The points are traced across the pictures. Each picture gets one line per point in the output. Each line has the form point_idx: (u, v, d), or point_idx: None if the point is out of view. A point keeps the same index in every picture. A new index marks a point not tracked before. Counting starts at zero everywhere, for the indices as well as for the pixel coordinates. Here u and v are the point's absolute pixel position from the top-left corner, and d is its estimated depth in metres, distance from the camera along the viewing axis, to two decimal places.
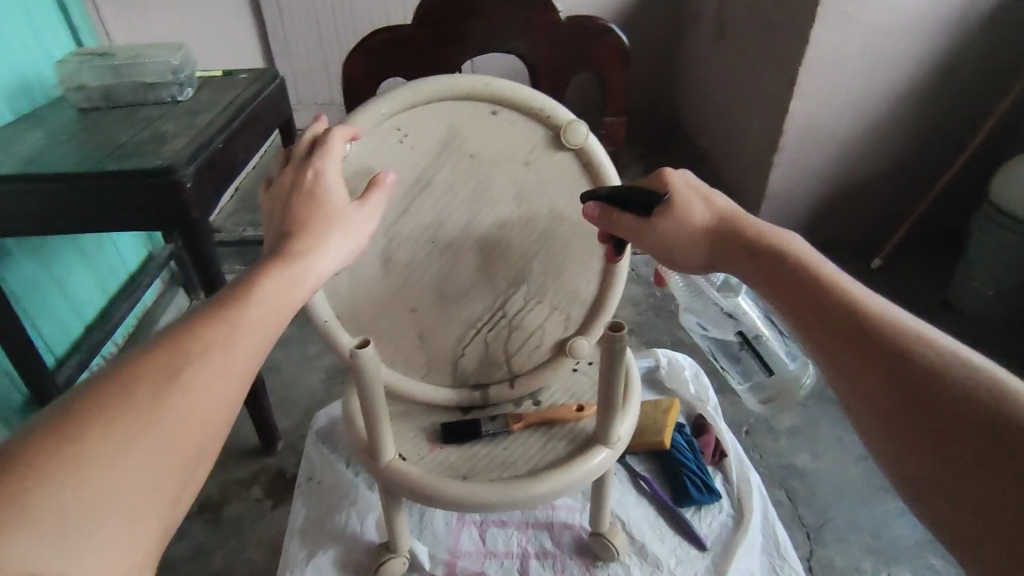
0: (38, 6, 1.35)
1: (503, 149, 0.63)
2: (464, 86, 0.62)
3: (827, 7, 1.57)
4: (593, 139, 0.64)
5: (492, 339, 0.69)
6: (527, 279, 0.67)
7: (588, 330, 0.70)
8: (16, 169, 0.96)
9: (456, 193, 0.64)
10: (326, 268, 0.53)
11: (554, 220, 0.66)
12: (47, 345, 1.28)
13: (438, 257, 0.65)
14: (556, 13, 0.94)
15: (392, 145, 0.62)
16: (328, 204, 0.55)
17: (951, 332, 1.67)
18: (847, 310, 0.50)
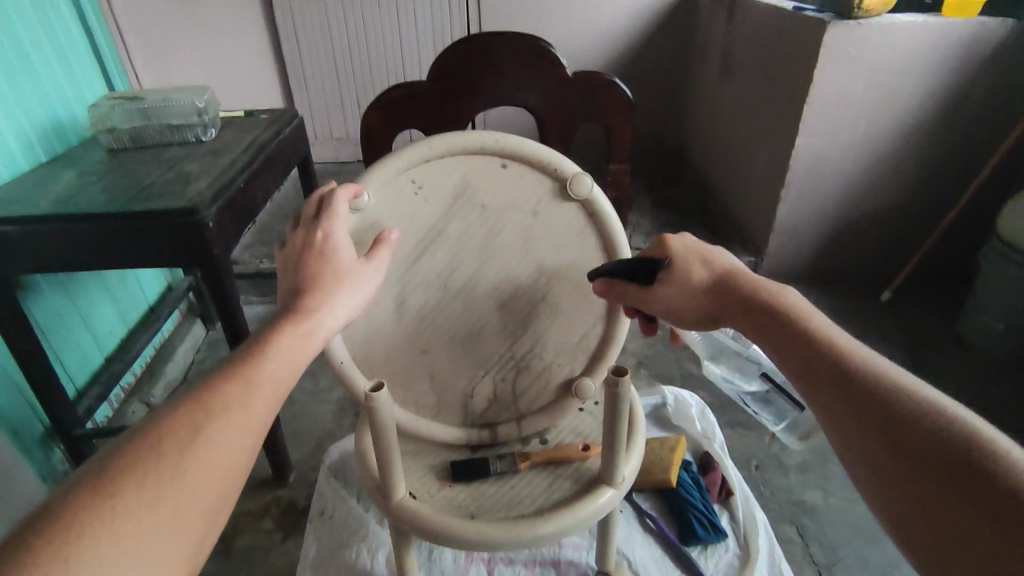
0: (73, 51, 1.43)
1: (513, 199, 0.66)
2: (476, 141, 0.65)
3: (830, 46, 1.62)
4: (598, 190, 0.67)
5: (501, 381, 0.72)
6: (535, 322, 0.70)
7: (594, 371, 0.72)
8: (49, 210, 1.01)
9: (467, 241, 0.67)
10: (337, 320, 0.55)
11: (561, 269, 0.68)
12: (69, 377, 1.31)
13: (449, 302, 0.68)
14: (565, 70, 0.98)
15: (407, 197, 0.65)
16: (340, 256, 0.58)
17: (963, 366, 1.66)
18: (842, 368, 0.51)
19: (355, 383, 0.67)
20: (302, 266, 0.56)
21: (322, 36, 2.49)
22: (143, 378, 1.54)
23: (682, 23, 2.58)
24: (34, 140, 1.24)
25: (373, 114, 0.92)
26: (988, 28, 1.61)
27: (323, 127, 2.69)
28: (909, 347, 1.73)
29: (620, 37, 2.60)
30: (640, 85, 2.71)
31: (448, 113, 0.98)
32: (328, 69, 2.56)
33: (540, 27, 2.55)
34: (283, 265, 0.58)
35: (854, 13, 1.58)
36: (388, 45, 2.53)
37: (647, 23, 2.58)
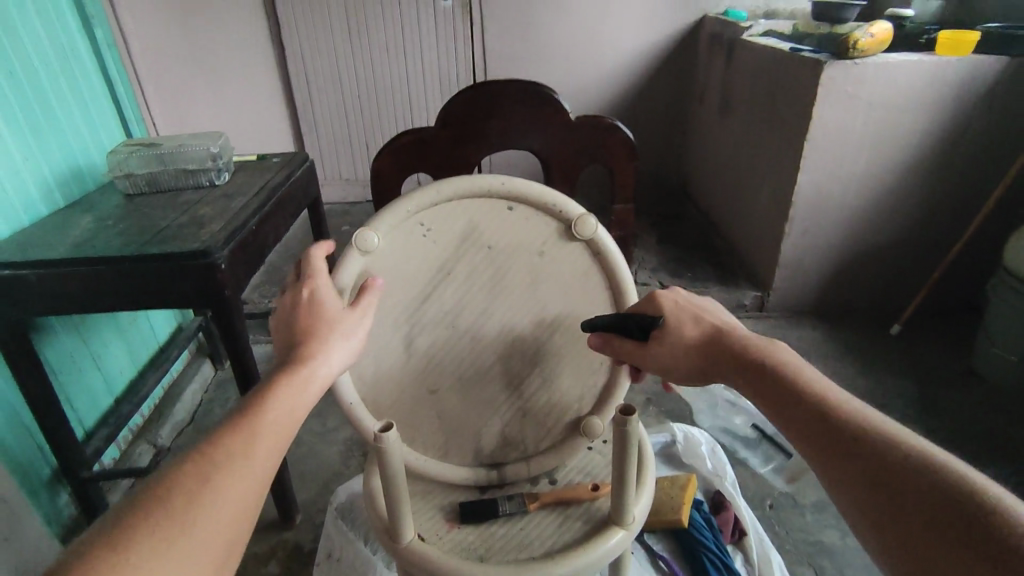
0: (95, 102, 1.49)
1: (519, 240, 0.68)
2: (482, 185, 0.67)
3: (827, 85, 1.65)
4: (603, 231, 0.68)
5: (510, 421, 0.72)
6: (542, 360, 0.70)
7: (602, 410, 0.72)
8: (65, 253, 1.03)
9: (475, 282, 0.68)
10: (333, 366, 0.55)
11: (568, 306, 0.69)
12: (78, 419, 1.31)
13: (458, 343, 0.69)
14: (568, 115, 1.00)
15: (416, 239, 0.67)
16: (330, 304, 0.58)
17: (977, 399, 1.64)
18: (836, 425, 0.51)
19: (365, 426, 0.67)
20: (307, 313, 0.57)
21: (332, 82, 2.57)
22: (152, 419, 1.55)
23: (682, 64, 2.65)
24: (53, 186, 1.28)
25: (383, 162, 0.94)
26: (982, 66, 1.65)
27: (333, 169, 2.76)
28: (921, 381, 1.71)
29: (621, 79, 2.66)
30: (642, 124, 2.77)
31: (456, 158, 1.00)
32: (338, 113, 2.64)
33: (543, 70, 2.63)
34: (283, 314, 0.58)
35: (850, 53, 1.62)
36: (396, 90, 2.61)
37: (648, 65, 2.65)
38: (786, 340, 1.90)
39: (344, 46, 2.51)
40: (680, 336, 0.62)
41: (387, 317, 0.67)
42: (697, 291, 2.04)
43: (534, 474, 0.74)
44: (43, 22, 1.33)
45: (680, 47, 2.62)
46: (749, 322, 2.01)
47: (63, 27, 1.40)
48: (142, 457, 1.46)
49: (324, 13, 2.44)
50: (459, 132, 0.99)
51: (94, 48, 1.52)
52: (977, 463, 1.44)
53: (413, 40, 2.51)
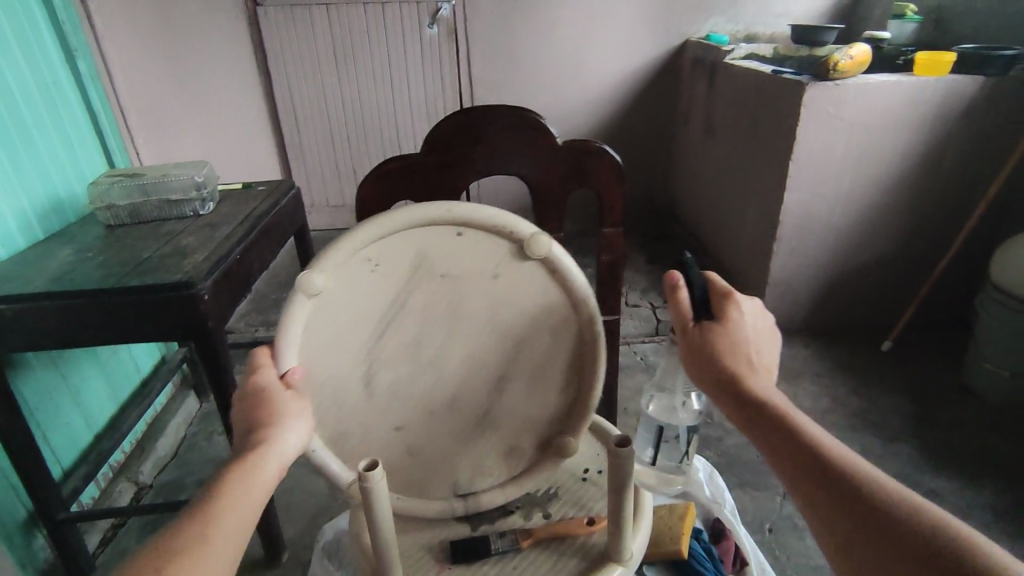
0: (76, 133, 1.47)
1: (473, 265, 0.64)
2: (426, 213, 0.62)
3: (809, 107, 1.67)
4: (558, 247, 0.64)
5: (486, 449, 0.70)
6: (509, 383, 0.68)
7: (576, 428, 0.70)
8: (43, 287, 1.00)
9: (433, 311, 0.65)
10: (290, 448, 0.55)
11: (528, 330, 0.66)
12: (55, 457, 1.26)
13: (422, 374, 0.66)
14: (555, 139, 0.94)
15: (365, 276, 0.62)
16: (275, 390, 0.57)
17: (971, 417, 1.63)
18: (840, 482, 0.48)
19: (331, 468, 0.65)
20: (262, 399, 0.56)
21: (320, 110, 2.58)
22: (133, 455, 1.50)
23: (667, 87, 2.69)
24: (32, 218, 1.26)
25: (368, 190, 0.89)
26: (959, 87, 1.68)
27: (321, 196, 2.75)
28: (916, 399, 1.70)
29: (606, 102, 2.69)
30: (629, 146, 2.79)
31: (443, 186, 0.93)
32: (325, 141, 2.65)
33: (529, 95, 2.65)
34: (235, 404, 0.58)
35: (830, 74, 1.65)
36: (383, 117, 2.62)
37: (632, 89, 2.68)
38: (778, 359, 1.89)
39: (331, 75, 2.53)
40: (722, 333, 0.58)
41: (344, 355, 0.64)
42: None
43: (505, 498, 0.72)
44: (24, 54, 1.32)
45: (663, 70, 2.66)
46: None
47: (45, 59, 1.39)
48: (122, 495, 1.42)
49: (311, 42, 2.46)
50: (445, 158, 0.92)
51: (77, 79, 1.51)
52: (976, 482, 1.42)
53: (399, 67, 2.53)
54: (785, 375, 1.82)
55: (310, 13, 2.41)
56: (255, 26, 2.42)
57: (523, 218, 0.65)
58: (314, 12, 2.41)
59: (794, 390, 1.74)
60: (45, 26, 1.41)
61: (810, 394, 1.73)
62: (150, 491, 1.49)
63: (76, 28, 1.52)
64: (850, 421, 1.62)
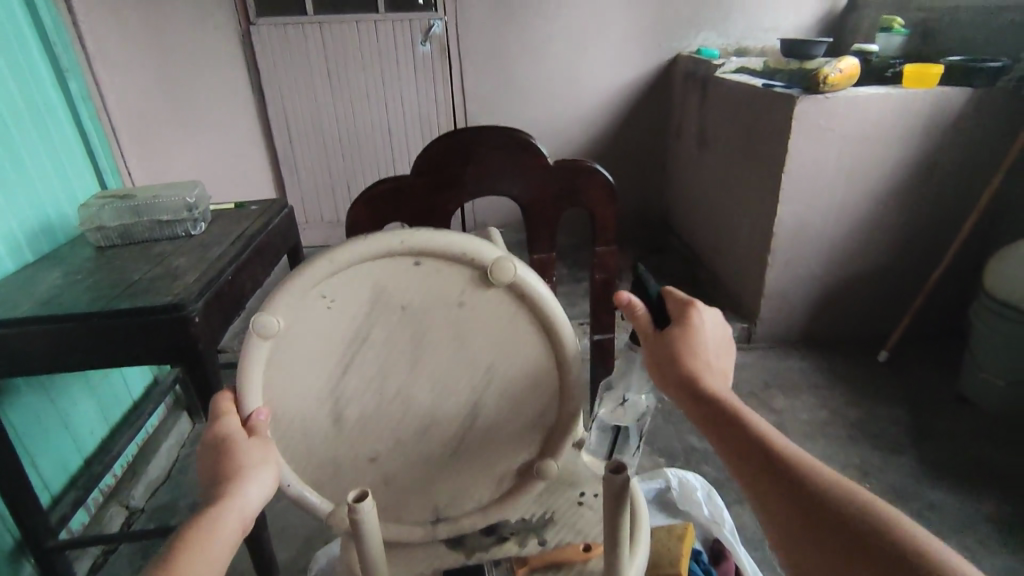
0: (67, 154, 1.47)
1: (434, 295, 0.59)
2: (376, 246, 0.57)
3: (800, 120, 1.68)
4: (524, 268, 0.59)
5: (470, 477, 0.68)
6: (482, 411, 0.65)
7: (554, 450, 0.67)
8: (31, 311, 0.99)
9: (397, 343, 0.60)
10: (253, 501, 0.52)
11: (497, 356, 0.62)
12: (44, 483, 1.24)
13: (391, 404, 0.63)
14: (546, 158, 0.93)
15: (321, 314, 0.58)
16: (237, 437, 0.56)
17: (969, 427, 1.63)
18: (806, 492, 0.48)
19: (308, 501, 0.64)
20: (223, 450, 0.55)
21: (313, 127, 2.59)
22: (124, 479, 1.47)
23: (659, 100, 2.71)
24: (22, 241, 1.25)
25: (359, 212, 0.88)
26: (948, 98, 1.69)
27: (315, 213, 2.75)
28: (913, 410, 1.69)
29: (599, 116, 2.71)
30: (622, 159, 2.80)
31: (432, 207, 0.92)
32: (319, 158, 2.65)
33: (522, 111, 2.66)
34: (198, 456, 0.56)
35: (820, 87, 1.66)
36: (377, 133, 2.62)
37: (625, 102, 2.70)
38: (776, 372, 1.88)
39: (325, 92, 2.53)
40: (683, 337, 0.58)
41: (308, 390, 0.61)
42: None
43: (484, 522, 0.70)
44: (14, 77, 1.32)
45: (655, 84, 2.68)
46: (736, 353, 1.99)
47: (35, 81, 1.39)
48: (113, 520, 1.39)
49: (303, 60, 2.47)
50: (436, 178, 0.92)
51: (68, 100, 1.51)
52: (976, 493, 1.41)
53: (393, 84, 2.55)
54: (781, 387, 1.81)
55: (303, 32, 2.42)
56: (248, 44, 2.43)
57: (483, 240, 0.59)
58: (307, 30, 2.42)
59: (791, 402, 1.74)
60: (36, 48, 1.41)
61: (807, 406, 1.72)
62: (142, 515, 1.47)
63: (67, 48, 1.52)
64: (848, 433, 1.61)
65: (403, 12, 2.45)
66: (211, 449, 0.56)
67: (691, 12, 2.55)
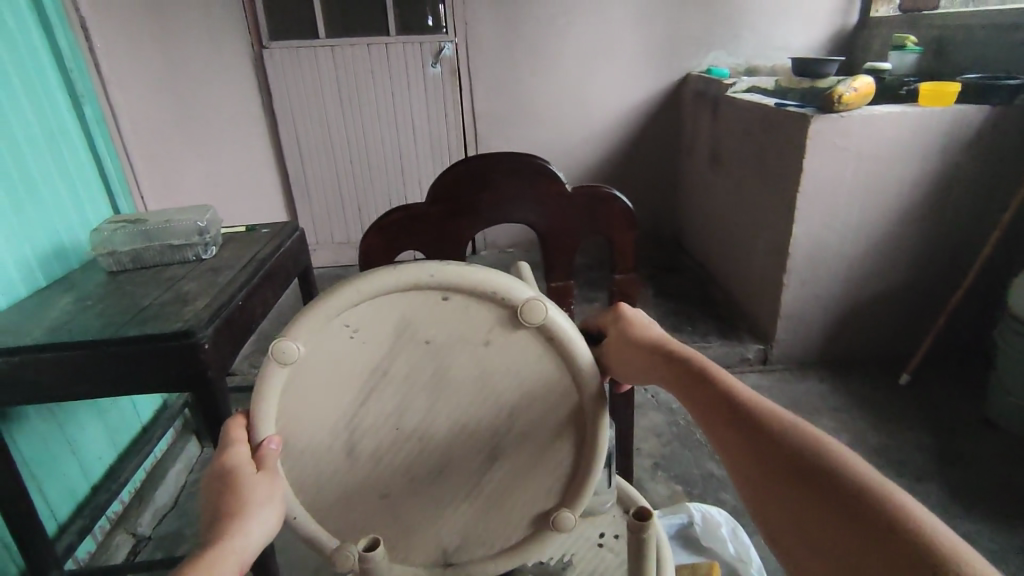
0: (81, 178, 1.47)
1: (459, 333, 0.53)
2: (407, 277, 0.51)
3: (814, 139, 1.66)
4: (556, 311, 0.54)
5: (487, 528, 0.59)
6: (504, 455, 0.57)
7: (573, 501, 0.59)
8: (40, 338, 0.98)
9: (414, 382, 0.54)
10: (253, 540, 0.47)
11: (523, 398, 0.55)
12: (50, 511, 1.23)
13: (405, 444, 0.55)
14: (562, 184, 0.91)
15: (341, 344, 0.52)
16: (245, 471, 0.50)
17: (997, 452, 1.57)
18: (757, 426, 0.46)
19: (316, 537, 0.57)
20: (226, 484, 0.50)
21: (324, 149, 2.60)
22: (132, 505, 1.46)
23: (669, 120, 2.70)
24: (34, 265, 1.24)
25: (371, 240, 0.86)
26: (966, 116, 1.66)
27: (326, 234, 2.75)
28: (937, 434, 1.64)
29: (610, 135, 2.70)
30: (633, 178, 2.79)
31: (446, 234, 0.90)
32: (330, 179, 2.65)
33: (532, 131, 2.66)
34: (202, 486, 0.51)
35: (835, 107, 1.64)
36: (388, 155, 2.63)
37: (635, 122, 2.69)
38: (794, 395, 1.84)
39: (336, 115, 2.55)
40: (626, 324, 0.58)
41: (319, 425, 0.54)
42: (699, 346, 1.99)
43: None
44: (31, 104, 1.33)
45: (665, 104, 2.67)
46: (753, 375, 1.95)
47: (51, 107, 1.40)
48: (120, 549, 1.37)
49: (315, 83, 2.49)
50: (451, 206, 0.90)
51: (83, 125, 1.52)
52: (1006, 523, 1.36)
53: (403, 106, 2.56)
54: (800, 411, 1.77)
55: (315, 56, 2.45)
56: (260, 68, 2.46)
57: (516, 278, 0.54)
58: (320, 54, 2.45)
59: None
60: (52, 74, 1.43)
61: (827, 431, 1.68)
62: (149, 543, 1.44)
63: (83, 74, 1.53)
64: (870, 460, 1.56)
65: (413, 35, 2.47)
66: (215, 482, 0.50)
67: (700, 33, 2.56)
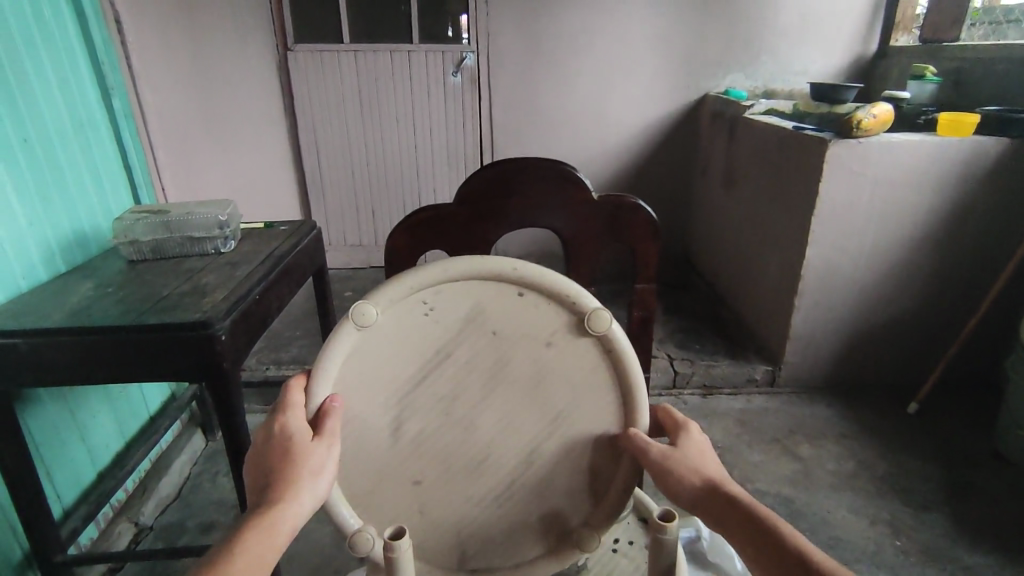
0: (105, 168, 1.49)
1: (528, 329, 0.65)
2: (493, 267, 0.64)
3: (831, 163, 1.67)
4: (617, 326, 0.65)
5: (506, 519, 0.68)
6: (541, 454, 0.67)
7: (600, 524, 0.68)
8: (64, 321, 0.99)
9: (472, 367, 0.65)
10: (304, 510, 0.56)
11: (571, 402, 0.66)
12: (56, 495, 1.23)
13: (453, 429, 0.66)
14: (590, 193, 0.93)
15: (418, 318, 0.64)
16: (302, 439, 0.58)
17: (1004, 485, 1.56)
18: (779, 541, 0.55)
19: (343, 521, 0.64)
20: (287, 447, 0.57)
21: (341, 151, 2.61)
22: (135, 495, 1.46)
23: (685, 138, 2.71)
24: (56, 250, 1.26)
25: (397, 241, 0.87)
26: (984, 148, 1.67)
27: (338, 235, 2.76)
28: (946, 466, 1.63)
29: (626, 151, 2.71)
30: (647, 195, 2.79)
31: (472, 237, 0.91)
32: (347, 182, 2.67)
33: (548, 143, 2.68)
34: (259, 441, 0.59)
35: (853, 132, 1.64)
36: (404, 160, 2.66)
37: (651, 139, 2.71)
38: (800, 418, 1.83)
39: (355, 118, 2.58)
40: (669, 445, 0.63)
41: (374, 400, 0.64)
42: (707, 364, 1.99)
43: None
44: (62, 93, 1.36)
45: (681, 123, 2.69)
46: (760, 397, 1.95)
47: (82, 100, 1.44)
48: (121, 537, 1.37)
49: (336, 87, 2.51)
50: (478, 209, 0.91)
51: (110, 116, 1.54)
52: (1012, 558, 1.34)
53: (422, 112, 2.59)
54: (807, 434, 1.76)
55: (338, 60, 2.48)
56: (284, 69, 2.48)
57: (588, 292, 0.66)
58: (342, 57, 2.47)
59: (818, 451, 1.69)
60: (83, 65, 1.46)
61: (833, 455, 1.67)
62: (150, 533, 1.44)
63: (114, 69, 1.57)
64: (876, 487, 1.55)
65: (435, 44, 2.51)
66: (276, 443, 0.58)
67: (719, 54, 2.58)
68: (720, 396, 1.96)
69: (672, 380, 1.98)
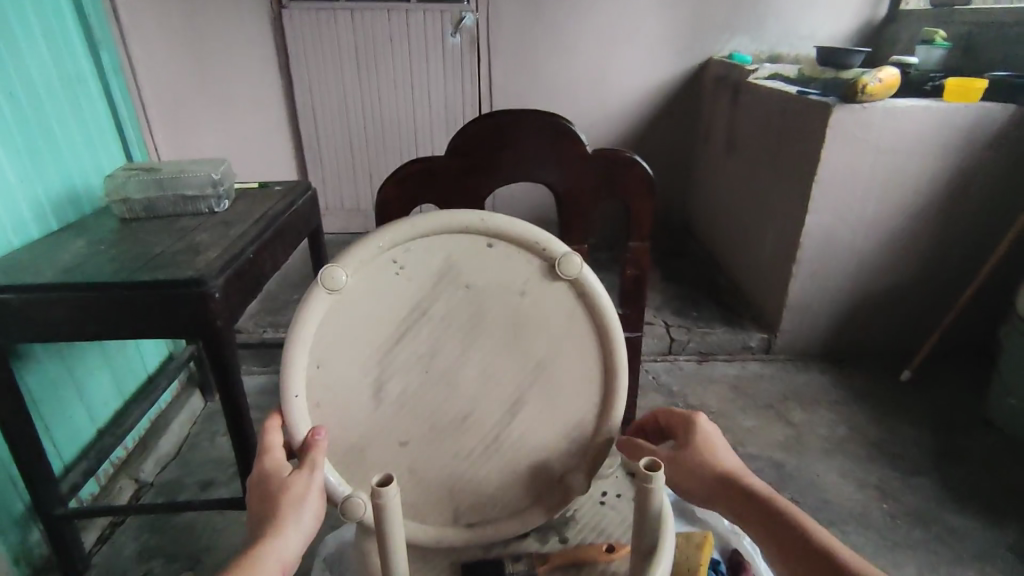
0: (95, 123, 1.47)
1: (501, 279, 0.65)
2: (460, 221, 0.65)
3: (835, 129, 1.64)
4: (590, 272, 0.66)
5: (494, 474, 0.69)
6: (524, 404, 0.67)
7: (586, 470, 0.70)
8: (52, 277, 0.99)
9: (450, 322, 0.65)
10: (292, 544, 0.54)
11: (550, 352, 0.67)
12: (56, 451, 1.25)
13: (436, 383, 0.66)
14: (585, 147, 0.91)
15: (390, 277, 0.64)
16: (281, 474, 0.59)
17: (992, 451, 1.58)
18: (795, 532, 0.58)
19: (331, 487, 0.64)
20: (272, 482, 0.58)
21: (338, 113, 2.57)
22: (134, 453, 1.50)
23: (688, 103, 2.67)
24: (46, 207, 1.25)
25: (388, 192, 0.86)
26: (990, 114, 1.64)
27: (335, 200, 2.74)
28: (936, 432, 1.65)
29: (627, 116, 2.67)
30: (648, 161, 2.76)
31: (465, 189, 0.90)
32: (343, 145, 2.63)
33: (548, 107, 2.63)
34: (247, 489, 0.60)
35: (857, 96, 1.61)
36: (402, 123, 2.62)
37: (653, 104, 2.66)
38: (793, 385, 1.85)
39: (352, 79, 2.52)
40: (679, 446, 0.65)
41: (353, 363, 0.64)
42: (702, 331, 1.99)
43: (502, 539, 0.71)
44: (48, 45, 1.32)
45: (684, 89, 2.64)
46: (754, 364, 1.96)
47: (70, 54, 1.40)
48: (123, 492, 1.40)
49: (333, 46, 2.45)
50: (471, 161, 0.90)
51: (99, 70, 1.51)
52: (996, 521, 1.37)
53: (421, 74, 2.54)
54: (800, 401, 1.77)
55: (335, 17, 2.41)
56: (279, 27, 2.42)
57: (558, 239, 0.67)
58: (338, 15, 2.41)
59: (810, 416, 1.70)
60: (69, 16, 1.41)
61: (825, 421, 1.69)
62: (151, 489, 1.46)
63: (102, 21, 1.52)
64: (867, 452, 1.57)
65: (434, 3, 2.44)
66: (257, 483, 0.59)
67: (725, 16, 2.52)
68: (715, 362, 1.97)
69: (668, 347, 1.98)
